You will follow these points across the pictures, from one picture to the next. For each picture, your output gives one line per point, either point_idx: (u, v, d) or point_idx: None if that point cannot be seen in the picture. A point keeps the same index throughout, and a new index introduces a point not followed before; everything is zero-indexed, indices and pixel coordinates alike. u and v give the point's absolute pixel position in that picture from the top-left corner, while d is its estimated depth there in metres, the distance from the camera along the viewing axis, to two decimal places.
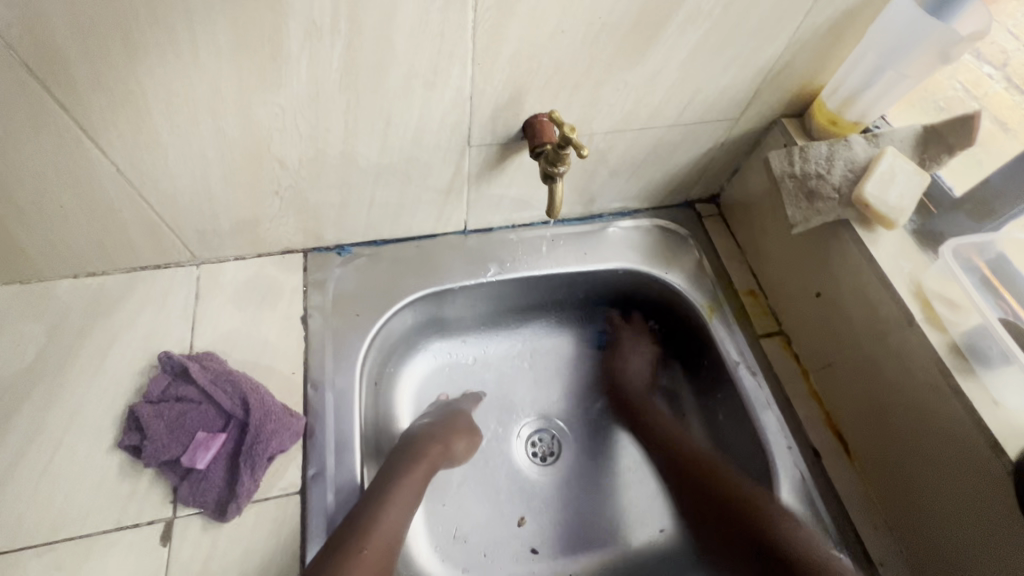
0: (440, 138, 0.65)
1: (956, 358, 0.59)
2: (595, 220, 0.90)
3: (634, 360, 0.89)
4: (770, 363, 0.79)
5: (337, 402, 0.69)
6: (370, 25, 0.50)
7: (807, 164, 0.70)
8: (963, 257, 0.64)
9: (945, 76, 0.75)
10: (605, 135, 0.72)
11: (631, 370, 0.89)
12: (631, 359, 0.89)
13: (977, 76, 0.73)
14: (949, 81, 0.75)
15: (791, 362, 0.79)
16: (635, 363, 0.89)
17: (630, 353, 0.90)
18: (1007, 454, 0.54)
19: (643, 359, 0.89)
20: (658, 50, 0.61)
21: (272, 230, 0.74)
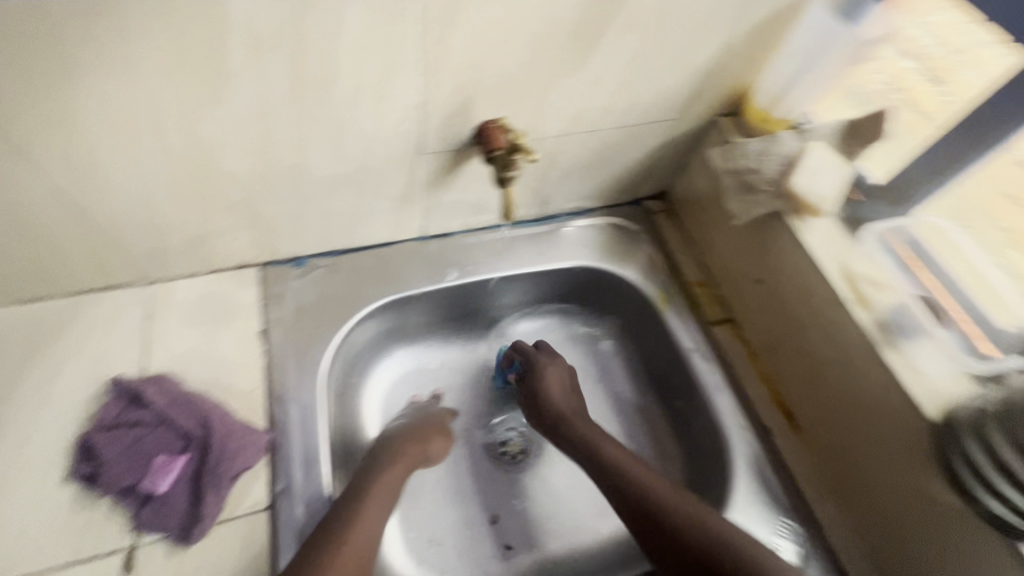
0: (392, 147, 0.66)
1: (883, 333, 0.64)
2: (550, 221, 0.92)
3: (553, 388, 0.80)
4: (722, 348, 0.83)
5: (303, 415, 0.68)
6: (315, 38, 0.51)
7: (744, 160, 0.76)
8: (885, 239, 0.71)
9: (870, 68, 0.74)
10: (555, 138, 0.75)
11: (550, 385, 0.81)
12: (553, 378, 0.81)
13: (901, 69, 0.73)
14: (873, 73, 0.74)
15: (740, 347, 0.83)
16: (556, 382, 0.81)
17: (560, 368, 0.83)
18: (928, 417, 0.59)
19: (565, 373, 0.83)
20: (599, 56, 0.64)
21: (224, 245, 0.72)
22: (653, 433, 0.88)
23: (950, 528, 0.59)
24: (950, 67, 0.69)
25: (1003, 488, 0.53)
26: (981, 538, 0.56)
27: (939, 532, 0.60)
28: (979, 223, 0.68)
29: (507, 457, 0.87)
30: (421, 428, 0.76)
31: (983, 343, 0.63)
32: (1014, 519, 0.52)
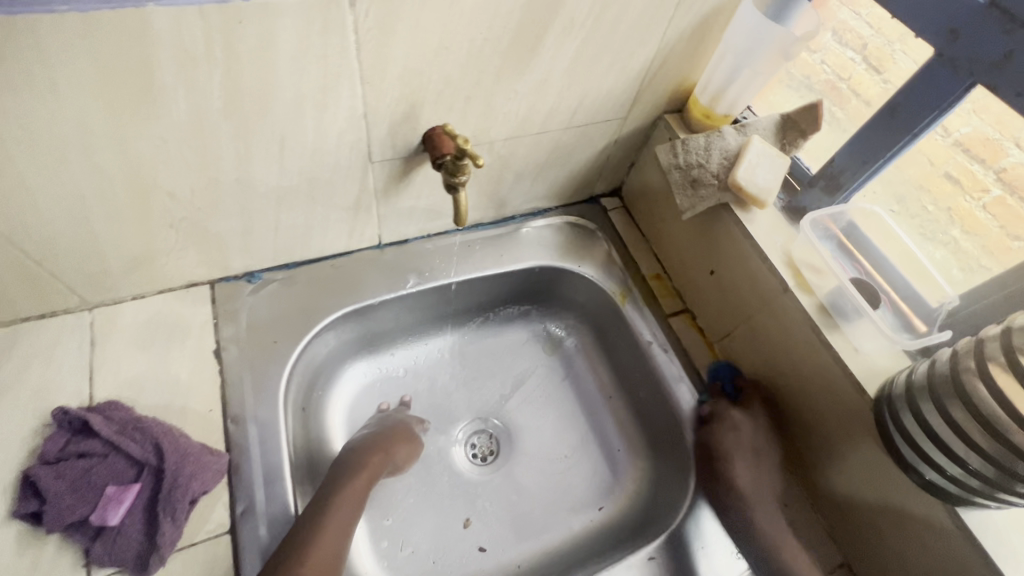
0: (340, 157, 0.66)
1: (824, 316, 0.68)
2: (508, 223, 0.93)
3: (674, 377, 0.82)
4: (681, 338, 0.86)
5: (262, 434, 0.67)
6: (249, 51, 0.50)
7: (689, 156, 0.78)
8: (822, 227, 0.72)
9: (815, 60, 0.81)
10: (505, 141, 0.75)
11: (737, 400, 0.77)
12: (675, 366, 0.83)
13: (844, 60, 0.78)
14: (820, 65, 0.81)
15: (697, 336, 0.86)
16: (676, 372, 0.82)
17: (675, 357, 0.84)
18: (868, 393, 0.63)
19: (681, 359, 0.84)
20: (541, 59, 0.65)
21: (170, 264, 0.70)
22: (620, 424, 0.89)
23: (902, 517, 0.63)
24: (889, 57, 0.71)
25: (938, 459, 0.56)
26: (921, 502, 0.60)
27: (883, 500, 0.64)
28: (919, 200, 0.74)
29: (479, 459, 0.87)
30: (384, 435, 0.75)
31: (916, 317, 0.68)
32: (948, 484, 0.56)
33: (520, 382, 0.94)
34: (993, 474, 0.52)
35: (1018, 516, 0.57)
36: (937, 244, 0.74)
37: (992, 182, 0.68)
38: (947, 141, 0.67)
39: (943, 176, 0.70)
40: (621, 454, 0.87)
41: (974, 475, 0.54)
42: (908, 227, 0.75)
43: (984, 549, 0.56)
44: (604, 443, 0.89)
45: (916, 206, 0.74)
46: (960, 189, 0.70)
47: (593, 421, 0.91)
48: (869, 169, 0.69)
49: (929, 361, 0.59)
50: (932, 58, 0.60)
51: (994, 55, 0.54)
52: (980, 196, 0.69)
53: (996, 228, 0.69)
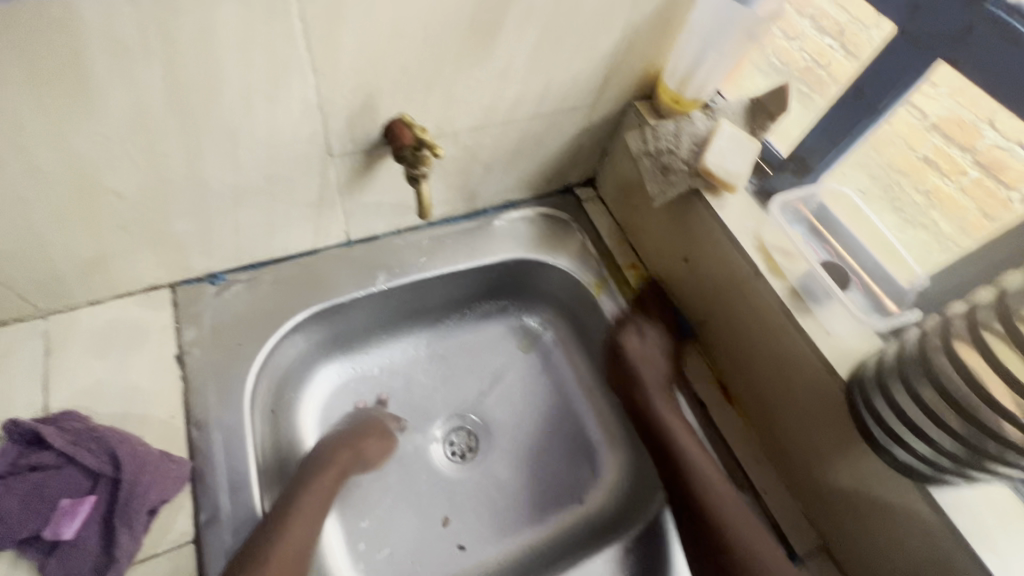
0: (297, 151, 0.63)
1: (796, 300, 0.67)
2: (480, 216, 0.91)
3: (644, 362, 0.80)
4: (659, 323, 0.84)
5: (227, 438, 0.66)
6: (188, 42, 0.48)
7: (659, 142, 0.77)
8: (792, 209, 0.73)
9: (794, 47, 0.80)
10: (470, 132, 0.74)
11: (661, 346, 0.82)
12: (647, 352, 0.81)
13: (822, 47, 0.76)
14: (799, 53, 0.79)
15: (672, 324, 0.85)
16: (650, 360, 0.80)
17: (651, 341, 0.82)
18: (840, 376, 0.62)
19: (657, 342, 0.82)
20: (501, 46, 0.63)
21: (126, 268, 0.68)
22: (598, 415, 0.89)
23: (879, 504, 0.62)
24: (865, 41, 0.69)
25: (910, 440, 0.56)
26: (893, 485, 0.59)
27: (859, 485, 0.64)
28: (900, 185, 0.73)
29: (457, 456, 0.86)
30: (356, 432, 0.74)
31: (886, 298, 0.67)
32: (919, 465, 0.56)
33: (498, 377, 0.93)
34: (963, 454, 0.52)
35: (988, 494, 0.57)
36: (916, 226, 0.72)
37: (969, 164, 0.67)
38: (924, 124, 0.67)
39: (920, 159, 0.70)
40: (600, 447, 0.86)
41: (944, 456, 0.54)
42: (886, 210, 0.74)
43: (957, 529, 0.55)
44: (583, 435, 0.88)
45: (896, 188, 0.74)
46: (938, 171, 0.70)
47: (572, 413, 0.90)
48: (837, 150, 0.69)
49: (898, 341, 0.58)
50: (895, 36, 0.59)
51: (955, 30, 0.54)
52: (958, 179, 0.69)
53: (973, 210, 0.67)
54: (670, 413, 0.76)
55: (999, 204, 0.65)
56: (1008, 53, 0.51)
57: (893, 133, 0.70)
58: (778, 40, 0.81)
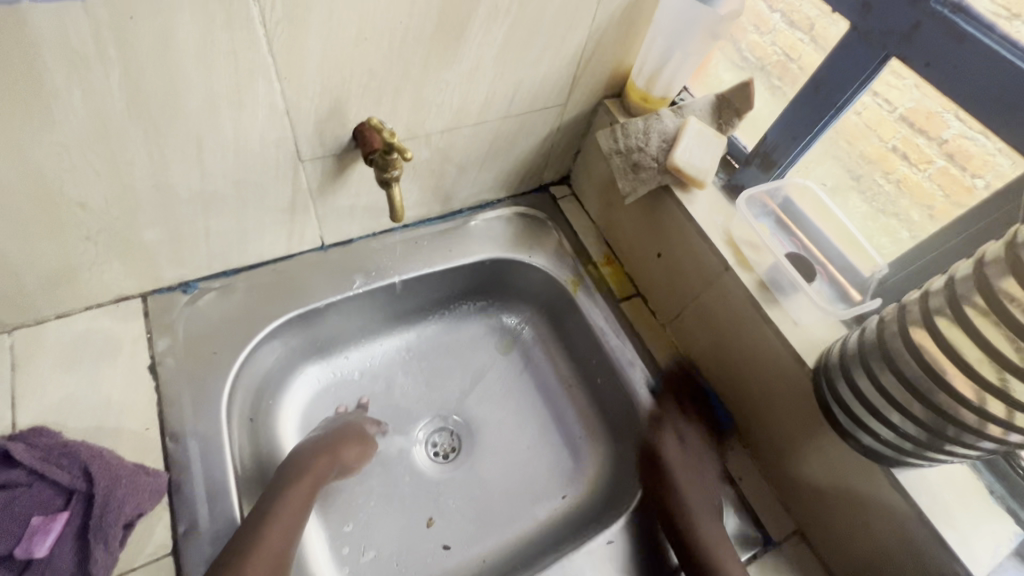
0: (266, 156, 0.63)
1: (763, 291, 0.69)
2: (456, 217, 0.91)
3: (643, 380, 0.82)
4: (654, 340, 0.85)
5: (203, 448, 0.66)
6: (147, 50, 0.47)
7: (629, 140, 0.78)
8: (760, 204, 0.74)
9: (767, 41, 0.78)
10: (441, 133, 0.74)
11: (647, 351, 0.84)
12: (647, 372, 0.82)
13: (792, 40, 0.74)
14: (771, 47, 0.77)
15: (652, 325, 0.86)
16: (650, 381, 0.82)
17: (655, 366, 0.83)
18: (807, 363, 0.64)
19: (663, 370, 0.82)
20: (468, 48, 0.63)
21: (93, 279, 0.66)
22: (579, 411, 0.90)
23: (848, 494, 0.64)
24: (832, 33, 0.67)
25: (874, 425, 0.58)
26: (859, 467, 0.61)
27: (828, 469, 0.66)
28: (870, 176, 0.72)
29: (441, 457, 0.87)
30: (334, 438, 0.75)
31: (851, 287, 0.69)
32: (881, 448, 0.58)
33: (479, 376, 0.93)
34: (923, 437, 0.54)
35: (947, 473, 0.60)
36: (889, 215, 0.71)
37: (935, 154, 0.63)
38: (894, 116, 0.65)
39: (890, 151, 0.68)
40: (581, 441, 0.88)
41: (906, 438, 0.56)
42: (856, 198, 0.74)
43: (919, 505, 0.57)
44: (564, 431, 0.89)
45: (867, 178, 0.72)
46: (905, 161, 0.67)
47: (553, 410, 0.91)
48: (800, 144, 0.71)
49: (860, 329, 0.60)
50: (849, 33, 0.61)
51: (904, 26, 0.56)
52: (924, 168, 0.65)
53: (941, 198, 0.64)
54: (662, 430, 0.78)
55: (963, 193, 0.61)
56: (954, 48, 0.53)
57: (864, 122, 0.68)
58: (750, 35, 0.79)
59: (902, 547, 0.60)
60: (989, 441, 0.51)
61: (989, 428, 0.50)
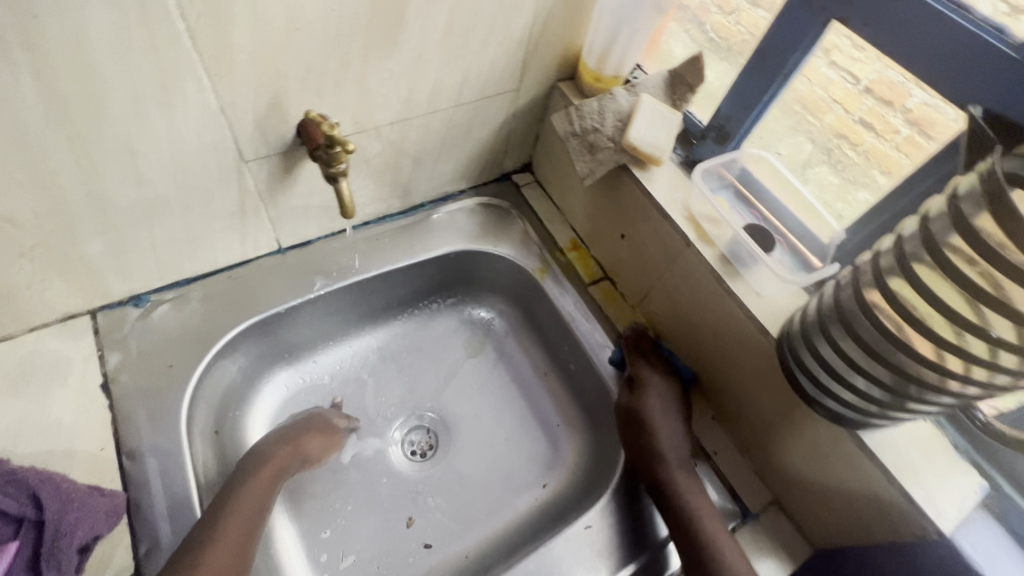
0: (205, 158, 0.61)
1: (725, 265, 0.69)
2: (417, 211, 0.90)
3: (663, 430, 0.72)
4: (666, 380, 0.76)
5: (162, 465, 0.64)
6: (57, 48, 0.44)
7: (584, 121, 0.77)
8: (716, 175, 0.75)
9: (731, 22, 0.78)
10: (392, 125, 0.72)
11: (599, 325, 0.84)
12: (668, 426, 0.73)
13: (755, 19, 0.73)
14: (736, 27, 0.77)
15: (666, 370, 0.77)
16: (668, 435, 0.72)
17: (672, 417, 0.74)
18: (771, 333, 0.64)
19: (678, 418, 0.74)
20: (409, 34, 0.62)
21: (34, 299, 0.63)
22: (555, 398, 0.89)
23: (821, 462, 0.64)
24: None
25: (839, 392, 0.57)
26: (828, 434, 0.62)
27: (799, 436, 0.66)
28: (840, 147, 0.71)
29: (418, 455, 0.85)
30: (297, 428, 0.75)
31: (812, 256, 0.69)
32: (848, 413, 0.58)
33: (454, 370, 0.92)
34: (888, 399, 0.54)
35: (914, 433, 0.60)
36: (859, 185, 0.69)
37: (901, 122, 0.62)
38: (859, 88, 0.65)
39: (858, 122, 0.68)
40: (558, 428, 0.87)
41: (870, 401, 0.55)
42: (826, 170, 0.73)
43: (886, 468, 0.58)
44: (541, 419, 0.88)
45: (837, 150, 0.71)
46: (873, 131, 0.66)
47: (529, 400, 0.90)
48: (752, 115, 0.70)
49: (818, 296, 0.60)
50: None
51: None
52: (892, 137, 0.64)
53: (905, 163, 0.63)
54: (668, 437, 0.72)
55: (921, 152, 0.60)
56: (891, 7, 0.53)
57: (830, 96, 0.68)
58: (714, 14, 0.79)
59: (872, 508, 0.61)
60: (947, 397, 0.51)
61: (946, 385, 0.50)
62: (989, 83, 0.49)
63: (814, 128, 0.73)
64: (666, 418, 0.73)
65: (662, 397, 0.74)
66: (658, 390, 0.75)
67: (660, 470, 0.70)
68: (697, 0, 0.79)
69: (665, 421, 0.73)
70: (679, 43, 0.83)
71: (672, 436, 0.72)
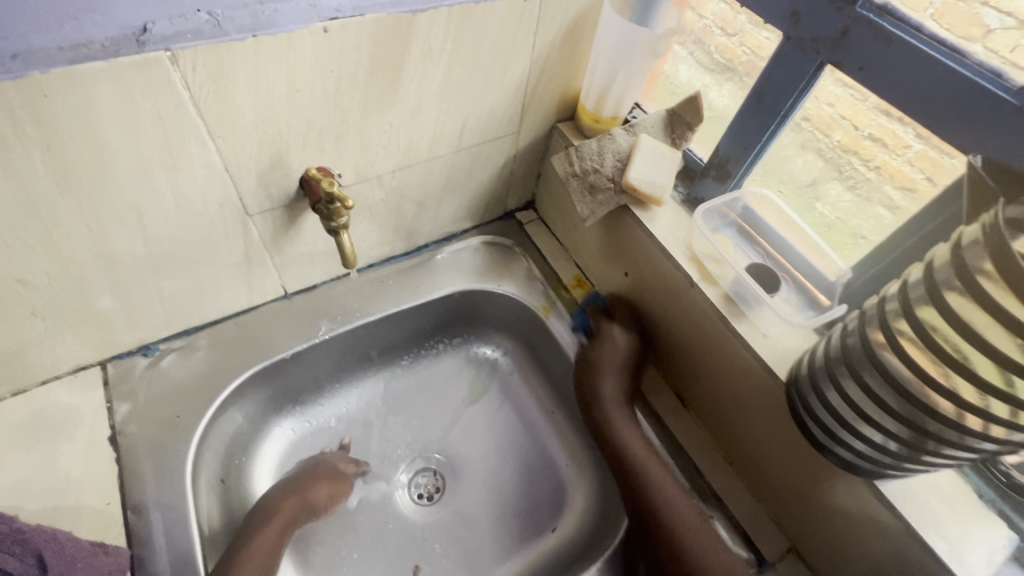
0: (210, 214, 0.62)
1: (730, 306, 0.68)
2: (421, 252, 0.90)
3: (608, 380, 0.77)
4: (629, 340, 0.79)
5: (167, 518, 0.64)
6: (66, 121, 0.46)
7: (584, 162, 0.77)
8: (718, 214, 0.75)
9: (735, 43, 0.74)
10: (394, 173, 0.73)
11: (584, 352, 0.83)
12: (615, 374, 0.77)
13: (759, 40, 0.69)
14: (740, 48, 0.73)
15: (634, 332, 0.80)
16: (612, 385, 0.77)
17: (619, 355, 0.78)
18: (779, 377, 0.63)
19: (619, 345, 0.78)
20: (408, 87, 0.63)
21: (46, 353, 0.64)
22: (563, 439, 0.88)
23: (837, 510, 0.62)
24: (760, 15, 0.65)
25: (850, 441, 0.56)
26: (844, 482, 0.59)
27: (814, 484, 0.63)
28: (852, 164, 0.67)
29: (424, 498, 0.84)
30: (302, 479, 0.75)
31: (819, 292, 0.69)
32: (862, 463, 0.56)
33: (461, 410, 0.91)
34: (901, 451, 0.53)
35: (934, 481, 0.58)
36: (874, 203, 0.66)
37: (912, 137, 0.57)
38: (867, 106, 0.59)
39: (867, 138, 0.63)
40: (566, 471, 0.86)
41: (884, 453, 0.54)
42: (839, 187, 0.70)
43: (907, 520, 0.55)
44: (549, 461, 0.87)
45: (848, 166, 0.68)
46: (883, 147, 0.62)
47: (535, 441, 0.89)
48: (751, 155, 0.70)
49: (827, 339, 0.59)
50: (783, 43, 0.61)
51: (835, 34, 0.56)
52: (902, 152, 0.59)
53: (923, 181, 0.59)
54: (608, 370, 0.77)
55: (946, 174, 0.56)
56: (885, 52, 0.52)
57: (837, 113, 0.64)
58: (718, 37, 0.76)
59: (894, 558, 0.58)
60: (964, 451, 0.49)
61: (964, 440, 0.48)
62: (990, 127, 0.48)
63: (823, 145, 0.69)
64: (615, 372, 0.78)
65: (615, 349, 0.78)
66: (613, 343, 0.79)
67: (591, 393, 0.77)
68: (699, 24, 0.77)
69: (614, 376, 0.77)
70: (688, 66, 0.82)
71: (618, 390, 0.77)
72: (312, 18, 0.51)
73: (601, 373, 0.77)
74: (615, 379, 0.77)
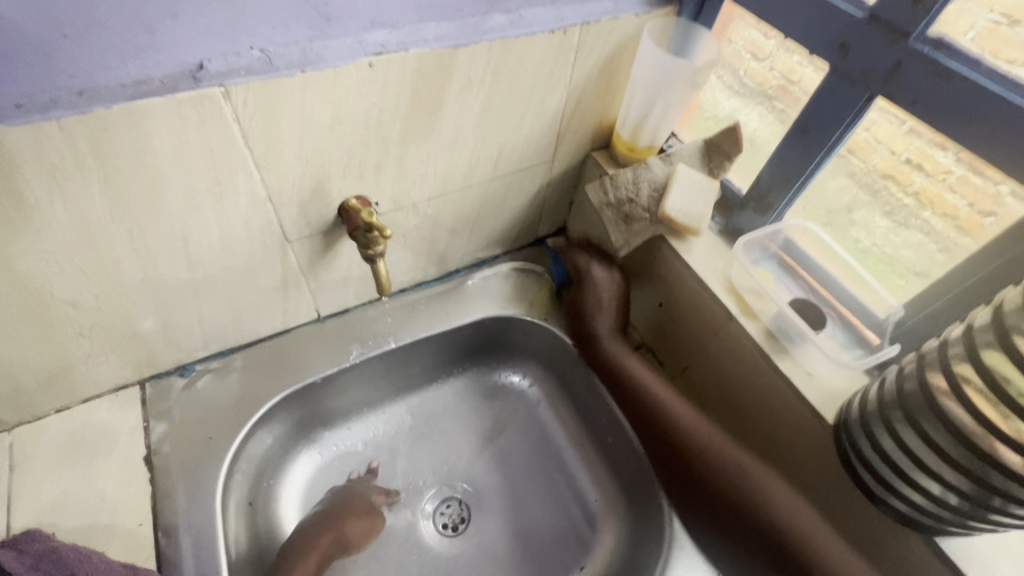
0: (251, 240, 0.63)
1: (771, 342, 0.65)
2: (452, 277, 0.91)
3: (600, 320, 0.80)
4: (609, 273, 0.82)
5: (196, 541, 0.64)
6: (123, 154, 0.48)
7: (619, 192, 0.74)
8: (760, 246, 0.72)
9: (766, 67, 0.73)
10: (430, 201, 0.74)
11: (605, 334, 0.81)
12: (606, 306, 0.81)
13: (790, 63, 0.68)
14: (770, 72, 0.72)
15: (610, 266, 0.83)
16: (606, 317, 0.81)
17: (605, 288, 0.82)
18: (826, 419, 0.60)
19: (604, 283, 0.82)
20: (447, 118, 0.64)
21: (90, 372, 0.66)
22: (590, 471, 0.86)
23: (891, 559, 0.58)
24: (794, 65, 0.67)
25: (905, 491, 0.53)
26: (897, 536, 0.56)
27: (863, 532, 0.60)
28: (888, 189, 0.65)
29: (452, 528, 0.82)
30: (339, 510, 0.74)
31: (867, 329, 0.66)
32: (918, 515, 0.53)
33: (488, 436, 0.90)
34: (965, 506, 0.49)
35: (1000, 539, 0.54)
36: (912, 230, 0.65)
37: (953, 163, 0.56)
38: (903, 129, 0.58)
39: (904, 163, 0.61)
40: (595, 506, 0.83)
41: (943, 506, 0.50)
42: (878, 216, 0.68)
43: None
44: (577, 495, 0.84)
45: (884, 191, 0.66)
46: (922, 172, 0.60)
47: (564, 473, 0.86)
48: (792, 188, 0.69)
49: (880, 381, 0.56)
50: (829, 76, 0.60)
51: (886, 69, 0.55)
52: (943, 178, 0.58)
53: (966, 208, 0.58)
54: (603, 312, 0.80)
55: (991, 202, 0.55)
56: (941, 86, 0.51)
57: (882, 139, 0.61)
58: (748, 61, 0.75)
59: None
60: None
61: None
62: None
63: (859, 171, 0.67)
64: (605, 310, 0.81)
65: (600, 287, 0.82)
66: (600, 282, 0.82)
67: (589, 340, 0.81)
68: (729, 48, 0.76)
69: (607, 313, 0.81)
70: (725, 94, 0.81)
71: (611, 325, 0.81)
72: (359, 54, 0.52)
73: (596, 312, 0.80)
74: (606, 315, 0.81)
